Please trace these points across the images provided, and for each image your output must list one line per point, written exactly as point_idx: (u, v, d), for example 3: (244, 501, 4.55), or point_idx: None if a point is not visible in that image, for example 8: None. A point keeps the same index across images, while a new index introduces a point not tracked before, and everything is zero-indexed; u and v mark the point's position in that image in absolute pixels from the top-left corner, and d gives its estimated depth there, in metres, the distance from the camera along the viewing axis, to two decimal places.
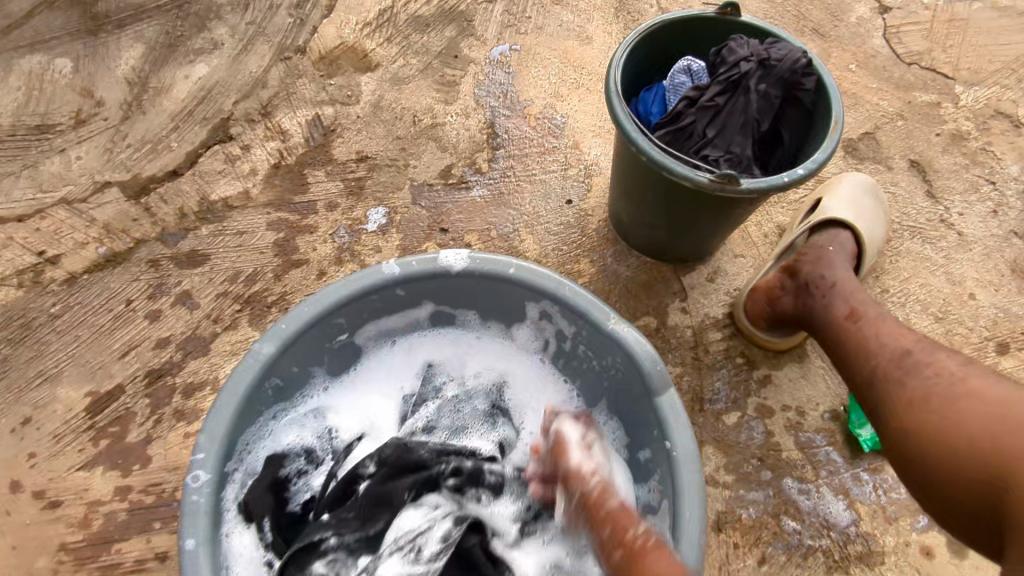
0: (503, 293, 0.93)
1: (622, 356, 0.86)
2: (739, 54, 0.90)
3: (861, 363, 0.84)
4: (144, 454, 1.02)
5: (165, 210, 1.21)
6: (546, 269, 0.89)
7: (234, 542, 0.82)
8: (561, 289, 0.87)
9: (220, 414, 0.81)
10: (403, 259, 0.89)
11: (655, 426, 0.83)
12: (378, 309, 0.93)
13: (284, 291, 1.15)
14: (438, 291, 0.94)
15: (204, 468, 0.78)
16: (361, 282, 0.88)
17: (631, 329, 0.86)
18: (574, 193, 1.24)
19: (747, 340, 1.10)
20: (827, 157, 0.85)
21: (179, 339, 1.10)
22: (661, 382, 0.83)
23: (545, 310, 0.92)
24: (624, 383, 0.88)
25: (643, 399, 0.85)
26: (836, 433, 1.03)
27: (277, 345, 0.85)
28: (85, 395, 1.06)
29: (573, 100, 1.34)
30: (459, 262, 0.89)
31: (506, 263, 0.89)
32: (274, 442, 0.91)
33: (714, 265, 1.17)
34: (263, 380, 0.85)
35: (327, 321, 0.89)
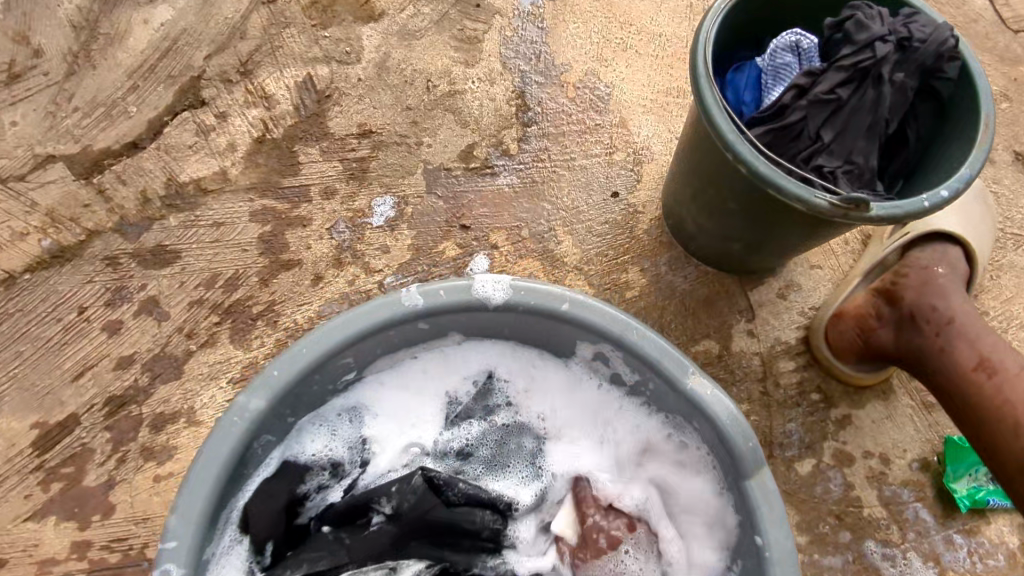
0: (550, 328, 0.77)
1: (702, 419, 0.71)
2: (872, 31, 0.69)
3: (1015, 438, 0.70)
4: (104, 503, 0.84)
5: (124, 193, 0.99)
6: (609, 306, 0.72)
7: (226, 560, 0.69)
8: (627, 332, 0.71)
9: (194, 491, 0.64)
10: (427, 288, 0.72)
11: (742, 509, 0.69)
12: (397, 343, 0.77)
13: (272, 300, 0.95)
14: (471, 321, 0.77)
15: (175, 560, 0.63)
16: (374, 317, 0.71)
17: (714, 387, 0.70)
18: (621, 184, 1.03)
19: (823, 371, 0.94)
20: (976, 174, 0.67)
21: (145, 358, 0.91)
22: (753, 460, 0.67)
23: (602, 350, 0.76)
24: (706, 450, 0.73)
25: (729, 476, 0.70)
26: (926, 487, 0.88)
27: (270, 397, 0.68)
28: (32, 427, 0.87)
29: (620, 65, 1.11)
30: (499, 292, 0.73)
31: (558, 297, 0.72)
32: (296, 447, 0.76)
33: (786, 277, 0.99)
34: (256, 436, 0.69)
35: (334, 362, 0.72)
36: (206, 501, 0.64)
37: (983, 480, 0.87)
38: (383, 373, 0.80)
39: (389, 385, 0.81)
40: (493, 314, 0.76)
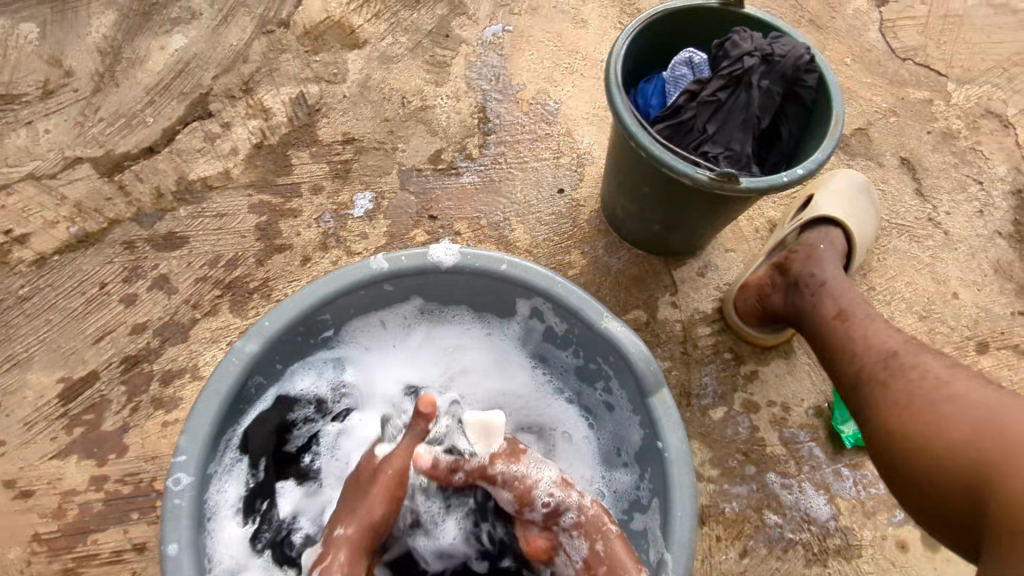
0: (494, 289, 0.94)
1: (616, 354, 0.89)
2: (743, 48, 0.89)
3: (850, 362, 0.86)
4: (120, 444, 0.98)
5: (141, 189, 1.16)
6: (538, 267, 0.91)
7: (227, 478, 0.84)
8: (554, 287, 0.90)
9: (202, 415, 0.79)
10: (392, 255, 0.89)
11: (647, 424, 0.87)
12: (367, 303, 0.94)
13: (266, 277, 1.11)
14: (429, 284, 0.95)
15: (185, 470, 0.77)
16: (350, 278, 0.88)
17: (623, 328, 0.89)
18: (566, 183, 1.22)
19: (734, 335, 1.11)
20: (826, 158, 0.85)
21: (156, 325, 1.06)
22: (654, 382, 0.86)
23: (536, 306, 0.94)
24: (619, 385, 0.92)
25: (636, 399, 0.88)
26: (819, 429, 1.05)
27: (262, 343, 0.84)
28: (59, 381, 1.02)
29: (567, 86, 1.31)
30: (450, 258, 0.90)
31: (498, 260, 0.91)
32: (284, 392, 0.92)
33: (704, 259, 1.17)
34: (250, 376, 0.84)
35: (315, 317, 0.89)
36: (212, 423, 0.79)
37: None
38: (355, 330, 0.97)
39: (362, 338, 0.99)
40: (446, 278, 0.93)
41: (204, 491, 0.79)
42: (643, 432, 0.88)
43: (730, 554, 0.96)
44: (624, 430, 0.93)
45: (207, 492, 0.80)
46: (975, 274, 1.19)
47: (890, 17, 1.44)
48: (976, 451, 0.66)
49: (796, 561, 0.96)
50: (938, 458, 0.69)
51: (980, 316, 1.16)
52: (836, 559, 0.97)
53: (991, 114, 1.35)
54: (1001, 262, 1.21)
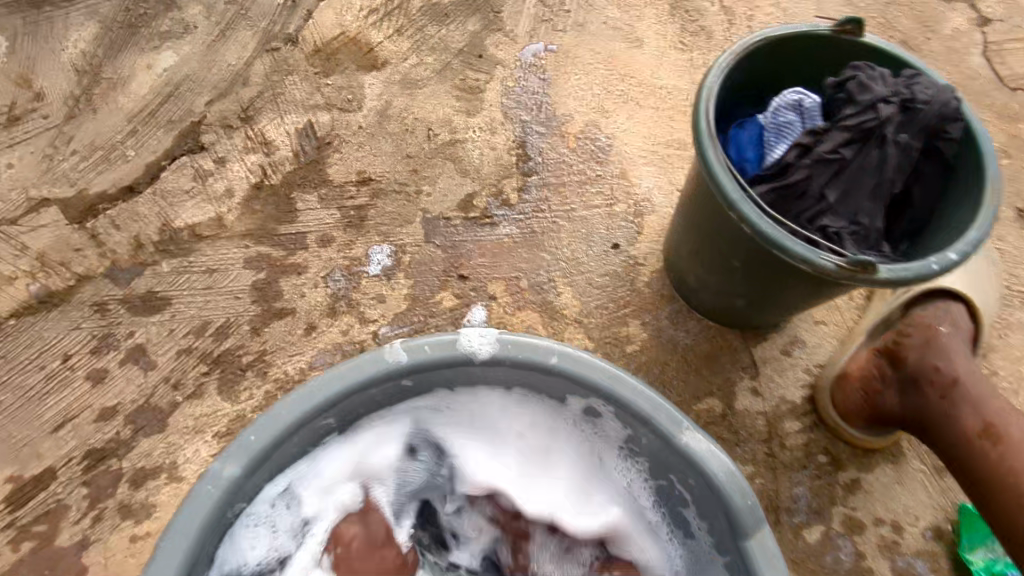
0: (538, 382, 0.75)
1: (697, 476, 0.70)
2: (874, 93, 0.69)
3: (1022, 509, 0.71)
4: (78, 564, 0.80)
5: (117, 238, 0.97)
6: (595, 358, 0.71)
7: None
8: (617, 386, 0.70)
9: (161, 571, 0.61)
10: (412, 343, 0.70)
11: (739, 567, 0.69)
12: (376, 401, 0.74)
13: (263, 350, 0.92)
14: (455, 377, 0.75)
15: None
16: (355, 375, 0.68)
17: (707, 439, 0.69)
18: (622, 236, 1.02)
19: (829, 433, 0.91)
20: (985, 239, 0.65)
21: (129, 409, 0.88)
22: (752, 519, 0.67)
23: (590, 405, 0.74)
24: (699, 510, 0.73)
25: (725, 532, 0.69)
26: (939, 558, 0.85)
27: (245, 465, 0.65)
28: (7, 481, 0.83)
29: (621, 117, 1.11)
30: (485, 347, 0.70)
31: (544, 349, 0.71)
32: (263, 531, 0.72)
33: (790, 333, 0.97)
34: (228, 508, 0.66)
35: (311, 425, 0.69)
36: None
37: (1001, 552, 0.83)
38: (354, 437, 0.76)
39: (344, 457, 0.76)
40: (478, 369, 0.73)
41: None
42: (731, 573, 0.71)
43: None
44: (697, 559, 0.75)
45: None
46: None
47: (995, 39, 1.23)
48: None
49: None
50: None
51: None
52: None
53: None
54: None
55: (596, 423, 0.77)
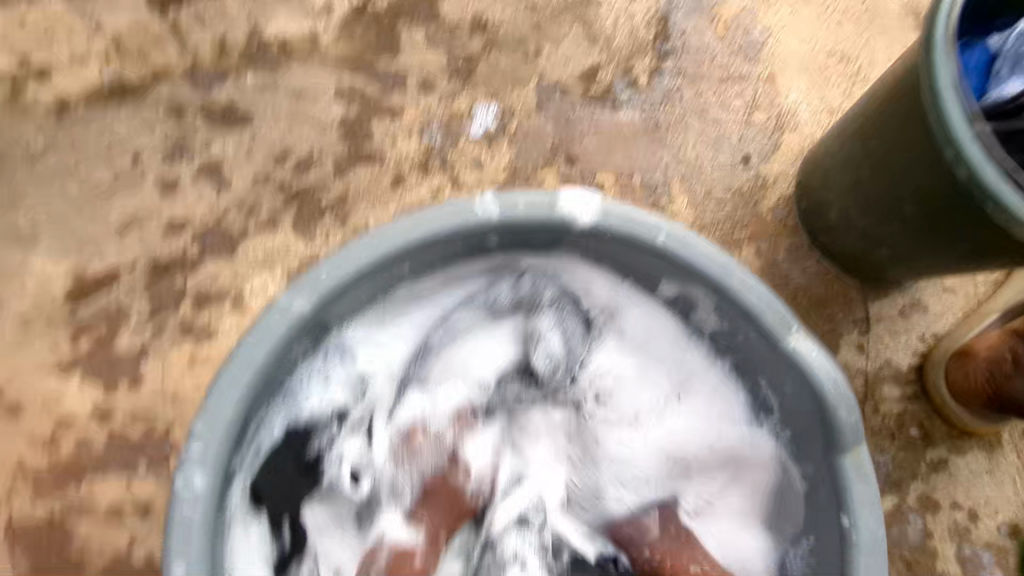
0: (633, 262, 0.67)
1: (797, 383, 0.64)
2: None
3: None
4: (135, 373, 0.77)
5: (200, 36, 0.86)
6: (704, 243, 0.63)
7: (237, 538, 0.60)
8: (726, 278, 0.62)
9: (225, 396, 0.55)
10: (507, 198, 0.62)
11: (823, 486, 0.63)
12: (457, 256, 0.67)
13: (345, 194, 0.84)
14: (545, 242, 0.68)
15: (200, 469, 0.54)
16: (443, 224, 0.61)
17: (813, 347, 0.63)
18: (755, 149, 0.90)
19: (929, 408, 0.84)
20: None
21: (198, 228, 0.82)
22: (852, 435, 0.61)
23: (687, 293, 0.68)
24: (781, 413, 0.67)
25: (817, 449, 0.64)
26: (1008, 554, 0.81)
27: (316, 300, 0.58)
28: (69, 275, 0.79)
29: (783, 10, 0.94)
30: (588, 215, 0.63)
31: (654, 228, 0.63)
32: (298, 400, 0.65)
33: (914, 294, 0.87)
34: (295, 344, 0.60)
35: (387, 269, 0.62)
36: (237, 408, 0.55)
37: None
38: (421, 288, 0.70)
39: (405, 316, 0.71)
40: (572, 238, 0.66)
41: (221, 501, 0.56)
42: (807, 488, 0.66)
43: None
44: (774, 470, 0.69)
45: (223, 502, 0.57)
46: None
47: None
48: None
49: None
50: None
51: None
52: None
53: None
54: None
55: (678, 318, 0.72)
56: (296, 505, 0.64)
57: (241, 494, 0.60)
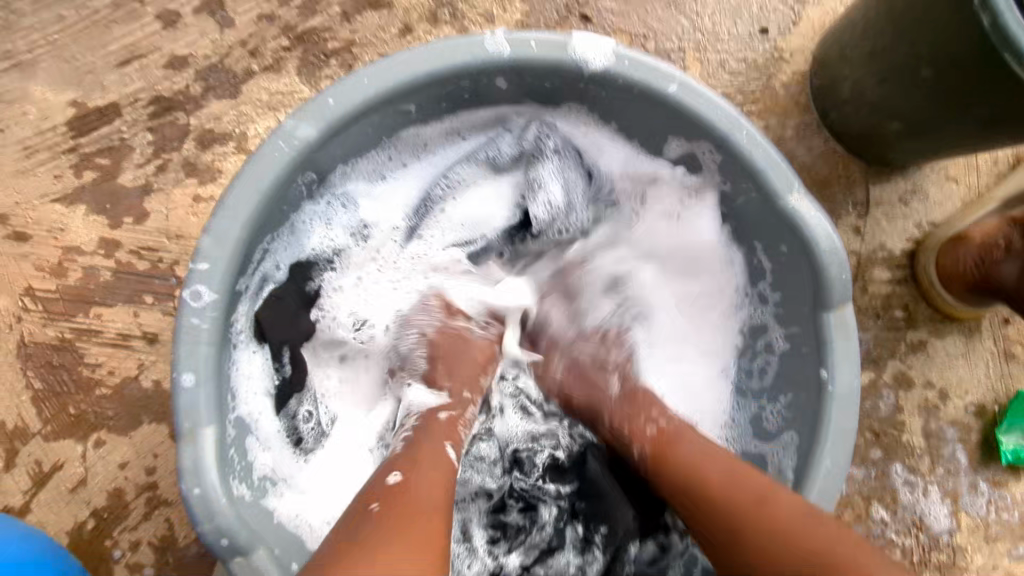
0: (641, 116, 0.67)
1: (792, 242, 0.65)
2: None
3: None
4: (138, 207, 0.78)
5: None
6: (717, 97, 0.63)
7: (241, 360, 0.62)
8: (733, 131, 0.63)
9: (232, 213, 0.56)
10: (517, 36, 0.61)
11: (806, 342, 0.66)
12: (464, 101, 0.67)
13: (351, 40, 0.81)
14: (555, 90, 0.67)
15: (207, 285, 0.55)
16: (455, 57, 0.60)
17: (813, 209, 0.64)
18: (775, 22, 0.87)
19: (916, 292, 0.87)
20: None
21: (200, 64, 0.80)
22: (839, 294, 0.63)
23: (692, 152, 0.68)
24: (771, 274, 0.70)
25: (803, 307, 0.66)
26: (972, 431, 0.85)
27: (324, 126, 0.58)
28: (70, 105, 0.78)
29: None
30: (601, 59, 0.62)
31: (667, 76, 0.62)
32: (303, 235, 0.67)
33: (915, 182, 0.88)
34: (301, 172, 0.60)
35: (395, 104, 0.62)
36: (245, 227, 0.56)
37: None
38: (426, 134, 0.70)
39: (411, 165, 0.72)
40: (582, 86, 0.65)
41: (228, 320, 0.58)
42: (789, 347, 0.69)
43: None
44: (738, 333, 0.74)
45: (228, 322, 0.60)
46: None
47: None
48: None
49: None
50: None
51: None
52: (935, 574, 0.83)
53: None
54: None
55: (681, 180, 0.72)
56: (296, 340, 0.67)
57: (247, 320, 0.63)
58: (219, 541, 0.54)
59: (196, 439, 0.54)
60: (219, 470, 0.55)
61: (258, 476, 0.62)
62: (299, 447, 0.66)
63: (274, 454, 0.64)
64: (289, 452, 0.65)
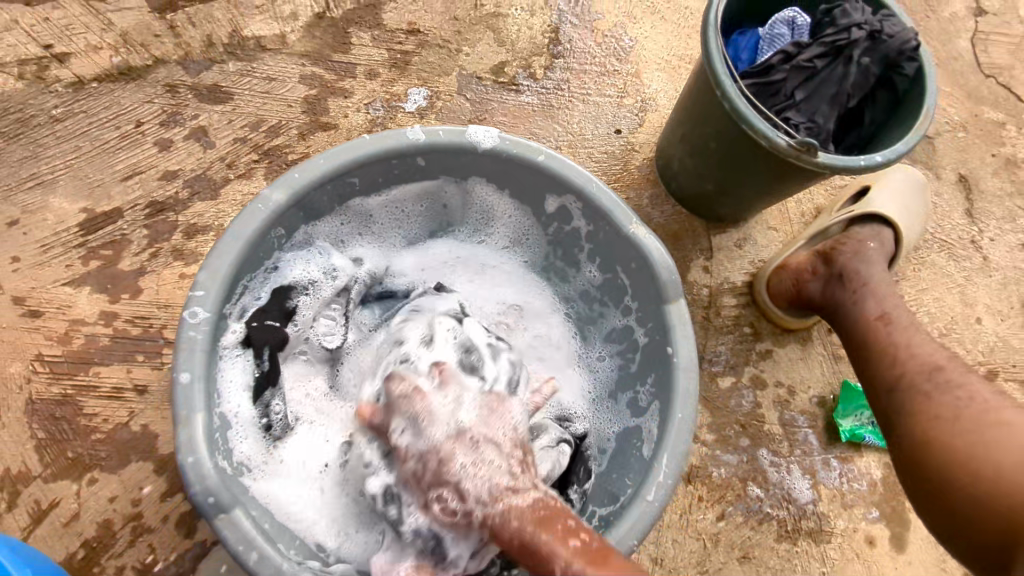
0: (525, 181, 0.92)
1: (638, 260, 0.88)
2: (853, 19, 0.88)
3: (888, 366, 0.86)
4: (134, 285, 0.97)
5: (192, 33, 1.10)
6: (574, 162, 0.88)
7: (225, 368, 0.80)
8: (587, 184, 0.87)
9: (224, 254, 0.77)
10: (429, 128, 0.86)
11: (657, 332, 0.87)
12: (396, 176, 0.90)
13: (307, 153, 1.08)
14: (461, 167, 0.92)
15: (202, 306, 0.75)
16: (385, 143, 0.85)
17: (651, 236, 0.87)
18: (625, 124, 1.18)
19: (758, 313, 1.11)
20: (909, 149, 0.83)
21: (187, 176, 1.03)
22: (673, 291, 0.86)
23: (565, 205, 0.92)
24: (631, 288, 0.91)
25: (650, 304, 0.88)
26: (818, 418, 1.06)
27: (290, 194, 0.81)
28: (81, 211, 0.99)
29: (646, 25, 1.24)
30: (488, 140, 0.87)
31: (536, 151, 0.88)
32: (283, 272, 0.88)
33: (744, 231, 1.15)
34: (273, 227, 0.82)
35: (343, 179, 0.85)
36: (231, 265, 0.77)
37: (865, 420, 1.06)
38: (372, 201, 0.93)
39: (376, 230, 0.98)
40: (478, 160, 0.90)
41: (216, 336, 0.77)
42: (648, 339, 0.89)
43: (708, 516, 1.00)
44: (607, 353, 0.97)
45: (218, 338, 0.78)
46: (1002, 304, 1.20)
47: (984, 29, 1.35)
48: (998, 483, 0.68)
49: (768, 534, 1.00)
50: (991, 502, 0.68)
51: (996, 345, 1.18)
52: (807, 540, 1.00)
53: None
54: None
55: (564, 226, 0.96)
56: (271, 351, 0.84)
57: (233, 337, 0.80)
58: (206, 498, 0.70)
59: (189, 423, 0.72)
60: (206, 445, 0.72)
61: (236, 459, 0.78)
62: (269, 434, 0.83)
63: (249, 443, 0.80)
64: (259, 437, 0.81)
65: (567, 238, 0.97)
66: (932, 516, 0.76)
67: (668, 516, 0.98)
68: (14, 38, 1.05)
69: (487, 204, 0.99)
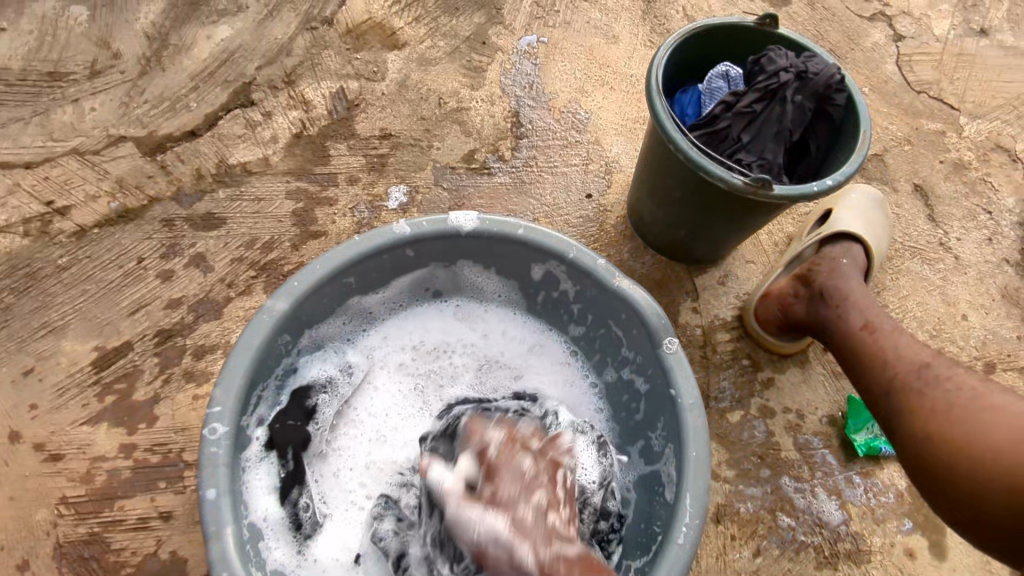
0: (509, 254, 0.97)
1: (628, 310, 0.92)
2: (778, 64, 0.97)
3: (879, 371, 0.89)
4: (150, 414, 1.00)
5: (182, 170, 1.18)
6: (553, 230, 0.94)
7: (252, 476, 0.83)
8: (568, 250, 0.93)
9: (234, 370, 0.80)
10: (414, 221, 0.92)
11: (658, 376, 0.90)
12: (388, 269, 0.95)
13: (301, 261, 1.13)
14: (449, 251, 0.97)
15: (220, 421, 0.78)
16: (374, 240, 0.90)
17: (635, 286, 0.92)
18: (594, 188, 1.26)
19: (753, 343, 1.14)
20: (856, 169, 0.90)
21: (191, 301, 1.08)
22: (664, 333, 0.89)
23: (550, 270, 0.97)
24: (625, 337, 0.95)
25: (647, 352, 0.91)
26: (832, 437, 1.08)
27: (291, 302, 0.86)
28: (92, 350, 1.04)
29: (598, 97, 1.34)
30: (469, 223, 0.93)
31: (515, 226, 0.94)
32: (298, 374, 0.93)
33: (724, 269, 1.21)
34: (277, 336, 0.86)
35: (339, 280, 0.90)
36: (242, 379, 0.80)
37: (878, 432, 1.07)
38: (371, 298, 0.98)
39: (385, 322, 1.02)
40: (464, 243, 0.96)
41: (236, 448, 0.80)
42: (649, 384, 0.92)
43: (744, 553, 0.99)
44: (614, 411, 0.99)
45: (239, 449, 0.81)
46: (983, 298, 1.25)
47: (905, 52, 1.47)
48: (998, 461, 0.70)
49: (807, 564, 0.99)
50: (993, 483, 0.70)
51: (988, 339, 1.21)
52: (847, 562, 0.99)
53: (1000, 148, 1.39)
54: (1009, 288, 1.26)
55: (555, 293, 1.00)
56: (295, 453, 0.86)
57: (256, 445, 0.85)
58: None
59: (220, 537, 0.73)
60: (240, 558, 0.73)
61: (271, 568, 0.80)
62: (298, 532, 0.84)
63: (282, 547, 0.82)
64: (289, 538, 0.83)
65: (556, 303, 1.02)
66: (943, 506, 0.77)
67: (703, 559, 0.98)
68: (17, 200, 1.13)
69: (480, 285, 1.04)
